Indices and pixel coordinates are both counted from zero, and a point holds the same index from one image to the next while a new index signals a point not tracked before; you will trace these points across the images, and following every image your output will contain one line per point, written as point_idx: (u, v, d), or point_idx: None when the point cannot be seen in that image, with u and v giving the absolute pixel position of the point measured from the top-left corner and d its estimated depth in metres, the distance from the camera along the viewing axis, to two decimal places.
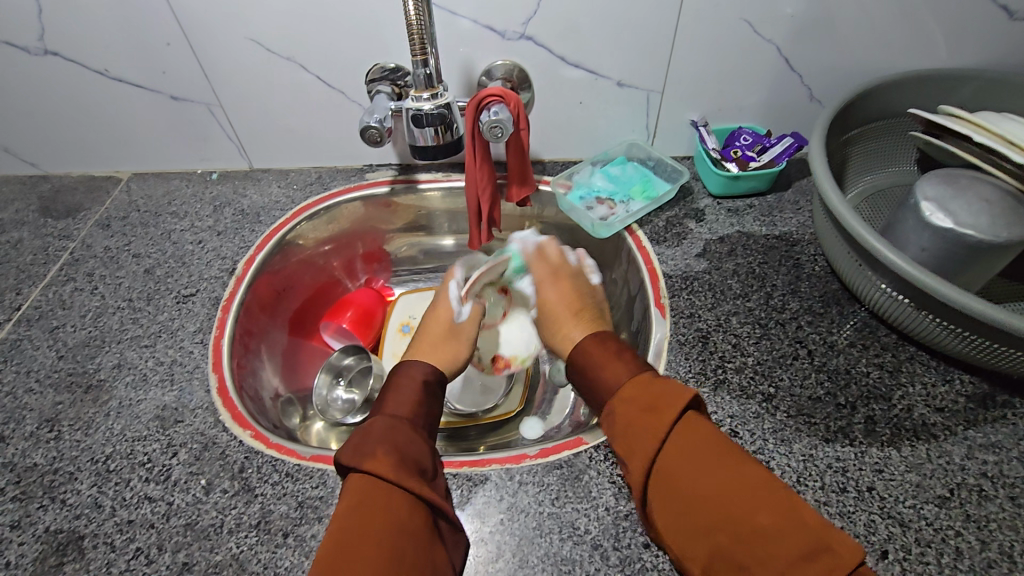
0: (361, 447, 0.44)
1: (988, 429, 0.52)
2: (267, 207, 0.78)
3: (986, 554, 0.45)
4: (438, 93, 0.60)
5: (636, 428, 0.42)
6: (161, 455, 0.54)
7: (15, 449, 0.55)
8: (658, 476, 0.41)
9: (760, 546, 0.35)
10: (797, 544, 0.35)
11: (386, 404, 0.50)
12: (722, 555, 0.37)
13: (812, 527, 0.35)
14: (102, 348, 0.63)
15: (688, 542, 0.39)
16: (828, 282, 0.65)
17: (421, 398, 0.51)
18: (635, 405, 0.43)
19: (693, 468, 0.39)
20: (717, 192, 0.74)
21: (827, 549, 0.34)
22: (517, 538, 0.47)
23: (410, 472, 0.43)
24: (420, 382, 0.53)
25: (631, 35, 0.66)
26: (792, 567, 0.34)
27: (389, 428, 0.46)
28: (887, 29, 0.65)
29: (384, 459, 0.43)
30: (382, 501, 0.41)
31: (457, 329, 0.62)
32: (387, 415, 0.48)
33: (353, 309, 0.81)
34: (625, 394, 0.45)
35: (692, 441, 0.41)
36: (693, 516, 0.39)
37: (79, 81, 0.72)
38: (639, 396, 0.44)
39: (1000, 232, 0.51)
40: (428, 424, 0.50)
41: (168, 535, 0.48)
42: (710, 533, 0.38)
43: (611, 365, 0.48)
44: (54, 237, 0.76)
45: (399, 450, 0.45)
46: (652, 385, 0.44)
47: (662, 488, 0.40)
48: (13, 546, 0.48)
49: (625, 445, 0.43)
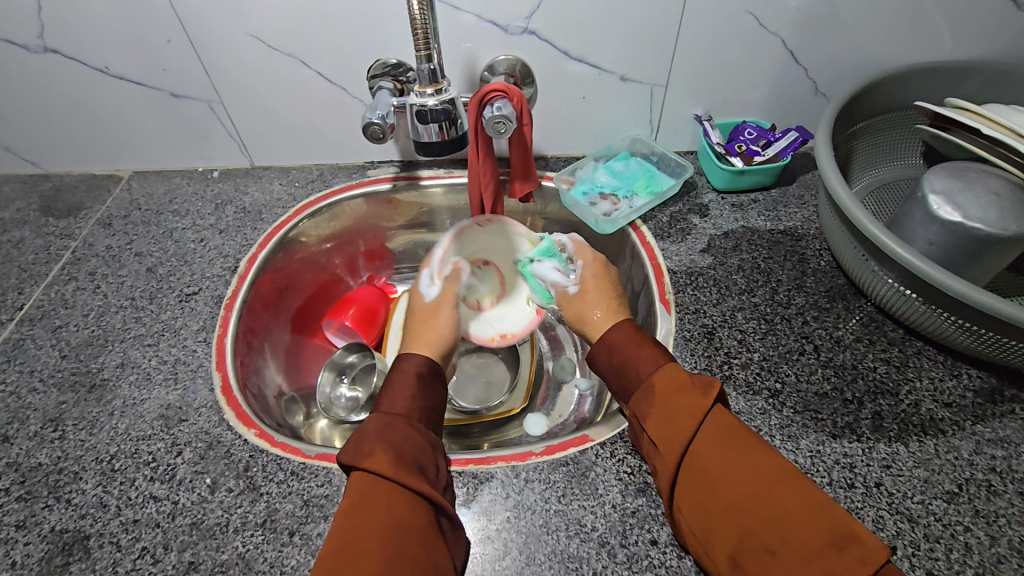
0: (360, 445, 0.45)
1: (996, 424, 0.52)
2: (269, 205, 0.77)
3: (996, 549, 0.45)
4: (442, 88, 0.60)
5: (675, 414, 0.46)
6: (166, 454, 0.53)
7: (19, 449, 0.54)
8: (692, 460, 0.44)
9: (789, 532, 0.38)
10: (825, 533, 0.38)
11: (385, 398, 0.50)
12: (750, 540, 0.39)
13: (840, 518, 0.38)
14: (105, 348, 0.62)
15: (712, 528, 0.41)
16: (834, 277, 0.64)
17: (418, 391, 0.52)
18: (675, 392, 0.47)
19: (727, 455, 0.43)
20: (721, 187, 0.73)
21: (854, 540, 0.37)
22: (524, 536, 0.47)
23: (408, 469, 0.43)
24: (414, 373, 0.53)
25: (635, 29, 0.65)
26: (826, 550, 0.37)
27: (385, 425, 0.47)
28: (894, 21, 0.64)
29: (382, 457, 0.43)
30: (384, 499, 0.41)
31: (436, 311, 0.66)
32: (384, 412, 0.48)
33: (355, 307, 0.80)
34: (663, 378, 0.48)
35: (725, 433, 0.44)
36: (722, 501, 0.41)
37: (78, 78, 0.71)
38: (678, 385, 0.47)
39: (1009, 226, 0.50)
40: (428, 418, 0.50)
41: (174, 534, 0.48)
42: (741, 516, 0.40)
43: (645, 350, 0.52)
44: (55, 237, 0.75)
45: (398, 448, 0.45)
46: (685, 376, 0.48)
47: (694, 473, 0.43)
48: (18, 546, 0.48)
49: (663, 427, 0.46)
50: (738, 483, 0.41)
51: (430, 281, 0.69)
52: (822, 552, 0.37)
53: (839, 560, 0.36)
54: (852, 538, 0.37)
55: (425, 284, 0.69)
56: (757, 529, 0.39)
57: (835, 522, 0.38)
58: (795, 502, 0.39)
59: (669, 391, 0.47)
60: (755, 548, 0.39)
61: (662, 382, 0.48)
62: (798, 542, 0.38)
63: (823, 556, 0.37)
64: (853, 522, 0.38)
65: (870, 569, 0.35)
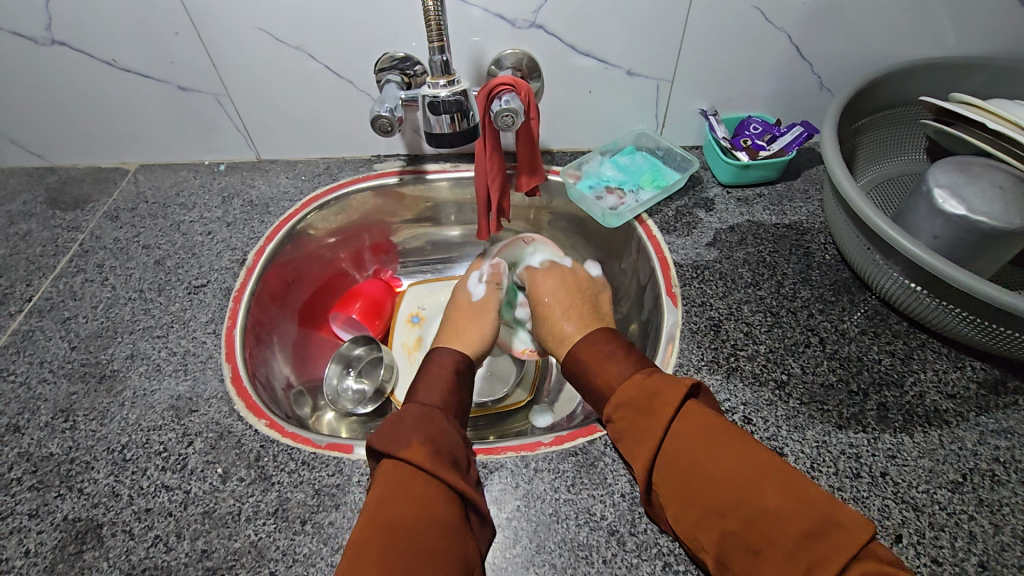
0: (396, 436, 0.45)
1: (1000, 415, 0.52)
2: (275, 198, 0.77)
3: (1000, 537, 0.45)
4: (454, 80, 0.60)
5: (642, 430, 0.46)
6: (177, 444, 0.54)
7: (31, 438, 0.55)
8: (666, 466, 0.44)
9: (767, 529, 0.38)
10: (802, 522, 0.37)
11: (420, 390, 0.51)
12: (730, 540, 0.39)
13: (820, 505, 0.38)
14: (115, 339, 0.63)
15: (697, 532, 0.41)
16: (839, 270, 0.65)
17: (453, 385, 0.52)
18: (637, 410, 0.46)
19: (699, 453, 0.42)
20: (727, 182, 0.74)
21: (837, 524, 0.37)
22: (534, 524, 0.48)
23: (444, 463, 0.43)
24: (449, 368, 0.53)
25: (641, 23, 0.65)
26: (800, 545, 0.37)
27: (422, 416, 0.47)
28: (899, 17, 0.65)
29: (420, 448, 0.43)
30: (419, 489, 0.41)
31: (480, 310, 0.65)
32: (420, 404, 0.49)
33: (362, 300, 0.81)
34: (624, 395, 0.48)
35: (696, 432, 0.43)
36: (695, 503, 0.41)
37: (85, 71, 0.71)
38: (638, 400, 0.47)
39: (1013, 218, 0.51)
40: (460, 415, 0.51)
41: (186, 523, 0.49)
42: (718, 518, 0.40)
43: (607, 369, 0.51)
44: (62, 229, 0.76)
45: (435, 441, 0.45)
46: (648, 384, 0.47)
47: (670, 481, 0.43)
48: (32, 535, 0.48)
49: (634, 442, 0.46)
50: (710, 482, 0.41)
51: (477, 281, 0.69)
52: (802, 544, 0.37)
53: (818, 547, 0.36)
54: (833, 525, 0.37)
55: (472, 285, 0.69)
56: (735, 527, 0.39)
57: (813, 509, 0.38)
58: (774, 494, 0.39)
59: (630, 408, 0.47)
60: (737, 546, 0.39)
61: (618, 406, 0.48)
62: (778, 539, 0.37)
63: (799, 546, 0.37)
64: (833, 506, 0.38)
65: (848, 555, 0.35)
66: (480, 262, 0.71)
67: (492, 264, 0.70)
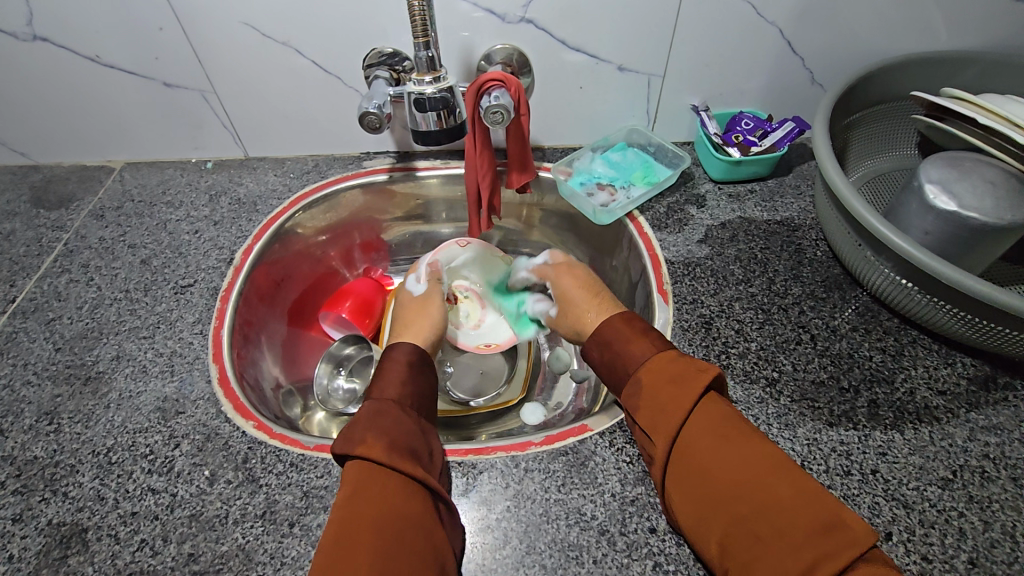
0: (350, 435, 0.44)
1: (990, 411, 0.52)
2: (264, 196, 0.77)
3: (989, 534, 0.45)
4: (440, 76, 0.59)
5: (658, 410, 0.46)
6: (163, 447, 0.53)
7: (15, 442, 0.54)
8: (680, 456, 0.44)
9: (774, 522, 0.38)
10: (811, 517, 0.37)
11: (375, 387, 0.51)
12: (736, 530, 0.39)
13: (822, 502, 0.38)
14: (100, 340, 0.62)
15: (703, 518, 0.41)
16: (830, 266, 0.64)
17: (408, 379, 0.51)
18: (657, 390, 0.46)
19: (712, 451, 0.42)
20: (718, 177, 0.73)
21: (841, 524, 0.36)
22: (524, 525, 0.47)
23: (400, 455, 0.43)
24: (404, 363, 0.53)
25: (632, 18, 0.65)
26: (807, 539, 0.36)
27: (375, 412, 0.47)
28: (890, 11, 0.64)
29: (374, 443, 0.43)
30: (379, 485, 0.41)
31: (425, 303, 0.68)
32: (373, 400, 0.48)
33: (352, 300, 0.78)
34: (646, 373, 0.48)
35: (712, 420, 0.44)
36: (708, 489, 0.41)
37: (68, 67, 0.70)
38: (661, 377, 0.47)
39: (1004, 215, 0.51)
40: (419, 403, 0.50)
41: (173, 526, 0.48)
42: (725, 512, 0.40)
43: (634, 345, 0.51)
44: (46, 229, 0.74)
45: (390, 433, 0.45)
46: (673, 364, 0.47)
47: (682, 469, 0.43)
48: (15, 540, 0.48)
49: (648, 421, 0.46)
50: (724, 472, 0.41)
51: (417, 281, 0.71)
52: (810, 537, 0.36)
53: (822, 542, 0.36)
54: (837, 524, 0.36)
55: (412, 285, 0.71)
56: (744, 518, 0.39)
57: (817, 507, 0.37)
58: (783, 491, 0.39)
59: (652, 383, 0.47)
60: (743, 537, 0.39)
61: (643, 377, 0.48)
62: (786, 532, 0.37)
63: (806, 540, 0.36)
64: (838, 508, 0.37)
65: (857, 552, 0.35)
66: (418, 263, 0.73)
67: (429, 264, 0.73)
